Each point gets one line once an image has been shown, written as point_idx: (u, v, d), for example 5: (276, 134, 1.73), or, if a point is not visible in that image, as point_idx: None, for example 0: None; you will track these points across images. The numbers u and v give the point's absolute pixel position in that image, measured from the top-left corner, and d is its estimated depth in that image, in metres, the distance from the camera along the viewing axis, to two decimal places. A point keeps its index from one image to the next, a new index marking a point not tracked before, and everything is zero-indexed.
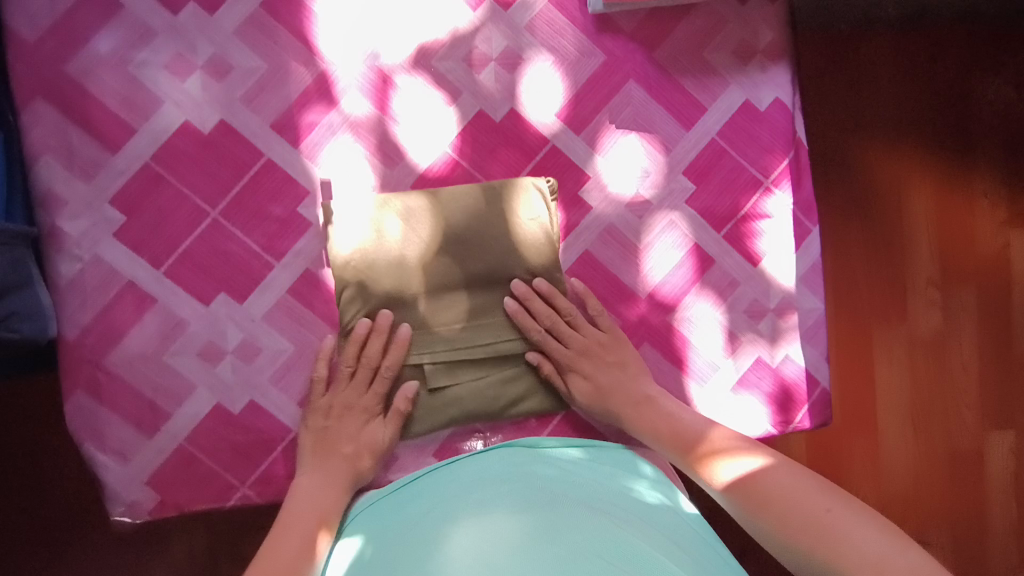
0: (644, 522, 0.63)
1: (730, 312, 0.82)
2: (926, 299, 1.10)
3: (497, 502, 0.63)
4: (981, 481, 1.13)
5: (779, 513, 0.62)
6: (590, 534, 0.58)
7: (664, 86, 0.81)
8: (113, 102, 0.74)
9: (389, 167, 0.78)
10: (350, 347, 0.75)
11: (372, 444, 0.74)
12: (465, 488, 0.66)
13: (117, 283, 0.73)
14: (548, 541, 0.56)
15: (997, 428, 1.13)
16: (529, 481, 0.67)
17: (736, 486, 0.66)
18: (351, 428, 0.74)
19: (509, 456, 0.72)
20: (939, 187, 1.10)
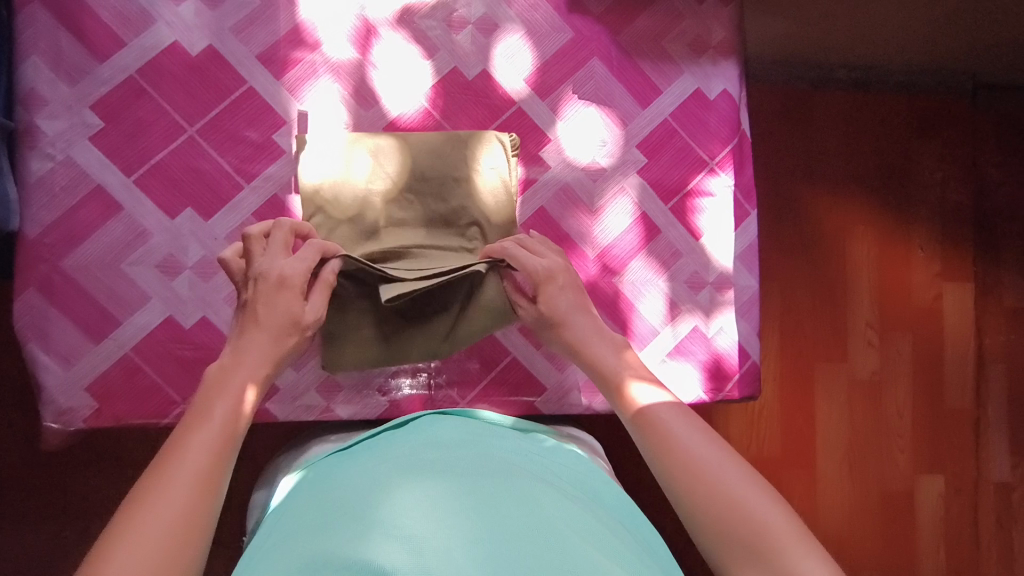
0: (595, 506, 0.59)
1: (671, 281, 0.86)
2: (863, 341, 1.32)
3: (447, 462, 0.59)
4: (911, 519, 1.33)
5: (701, 488, 0.60)
6: (539, 506, 0.54)
7: (625, 67, 0.86)
8: (107, 14, 0.75)
9: (363, 108, 0.80)
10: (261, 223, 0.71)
11: (288, 316, 0.67)
12: (414, 447, 0.63)
13: (85, 187, 0.74)
14: (484, 505, 0.53)
15: (926, 473, 1.34)
16: (484, 449, 0.63)
17: (661, 446, 0.64)
18: (264, 295, 0.67)
19: (462, 424, 0.69)
20: (879, 239, 1.34)
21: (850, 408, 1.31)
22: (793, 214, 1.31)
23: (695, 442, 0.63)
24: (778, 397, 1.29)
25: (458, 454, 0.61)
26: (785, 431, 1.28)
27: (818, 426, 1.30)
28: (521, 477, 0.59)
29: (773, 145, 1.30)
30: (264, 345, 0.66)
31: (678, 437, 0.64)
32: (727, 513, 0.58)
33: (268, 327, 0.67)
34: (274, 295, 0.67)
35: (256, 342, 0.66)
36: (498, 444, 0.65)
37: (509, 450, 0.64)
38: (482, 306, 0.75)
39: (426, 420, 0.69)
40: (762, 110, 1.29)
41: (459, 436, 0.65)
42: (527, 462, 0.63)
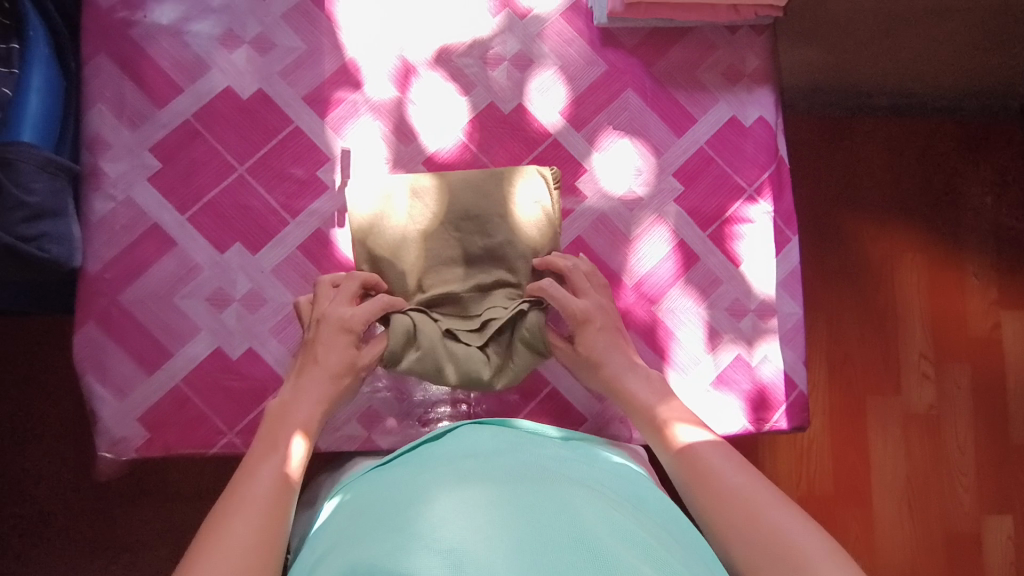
0: (637, 512, 0.57)
1: (711, 309, 0.84)
2: (918, 372, 1.27)
3: (484, 471, 0.59)
4: (980, 563, 1.24)
5: (748, 529, 0.59)
6: (574, 514, 0.52)
7: (659, 97, 0.87)
8: (166, 64, 0.80)
9: (402, 144, 0.82)
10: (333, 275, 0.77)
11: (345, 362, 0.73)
12: (451, 459, 0.63)
13: (142, 225, 0.78)
14: (520, 515, 0.52)
15: (994, 513, 1.25)
16: (522, 457, 0.62)
17: (706, 486, 0.64)
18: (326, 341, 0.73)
19: (501, 433, 0.68)
20: (930, 265, 1.30)
21: (906, 441, 1.25)
22: (837, 242, 1.28)
23: (740, 483, 0.63)
24: (828, 430, 1.24)
25: (496, 462, 0.61)
26: (836, 464, 1.23)
27: (872, 460, 1.24)
28: (558, 484, 0.57)
29: (811, 174, 1.29)
30: (320, 386, 0.72)
31: (722, 478, 0.64)
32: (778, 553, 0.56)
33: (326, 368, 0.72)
34: (334, 338, 0.73)
35: (310, 386, 0.72)
36: (538, 453, 0.64)
37: (548, 458, 0.63)
38: (519, 347, 0.76)
39: (464, 431, 0.69)
40: (799, 137, 1.29)
41: (498, 446, 0.65)
42: (564, 468, 0.61)
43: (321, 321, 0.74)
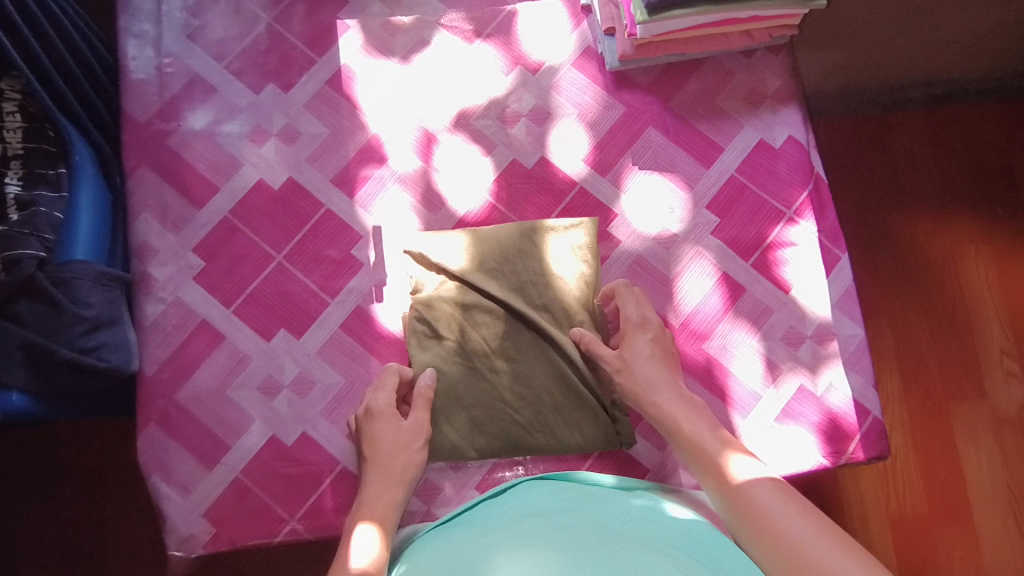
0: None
1: (766, 340, 0.81)
2: (1002, 371, 1.18)
3: (547, 531, 0.56)
4: None
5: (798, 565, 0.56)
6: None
7: (682, 131, 0.85)
8: (202, 166, 0.84)
9: (431, 212, 0.83)
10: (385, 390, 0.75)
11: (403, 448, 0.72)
12: (510, 521, 0.60)
13: (192, 323, 0.81)
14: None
15: None
16: (586, 517, 0.59)
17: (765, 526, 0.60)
18: (393, 438, 0.72)
19: (559, 490, 0.66)
20: (999, 256, 1.22)
21: (1000, 449, 1.16)
22: (891, 243, 1.22)
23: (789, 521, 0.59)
24: (912, 446, 1.15)
25: (560, 522, 0.58)
26: (927, 482, 1.14)
27: (966, 473, 1.15)
28: (627, 548, 0.53)
29: (855, 179, 1.24)
30: (377, 482, 0.71)
31: (781, 523, 0.59)
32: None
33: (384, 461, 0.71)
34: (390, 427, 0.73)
35: (375, 484, 0.71)
36: (603, 513, 0.61)
37: (614, 518, 0.60)
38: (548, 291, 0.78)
39: (524, 490, 0.67)
40: (836, 141, 1.25)
41: (560, 504, 0.62)
42: (633, 528, 0.58)
43: (371, 411, 0.74)
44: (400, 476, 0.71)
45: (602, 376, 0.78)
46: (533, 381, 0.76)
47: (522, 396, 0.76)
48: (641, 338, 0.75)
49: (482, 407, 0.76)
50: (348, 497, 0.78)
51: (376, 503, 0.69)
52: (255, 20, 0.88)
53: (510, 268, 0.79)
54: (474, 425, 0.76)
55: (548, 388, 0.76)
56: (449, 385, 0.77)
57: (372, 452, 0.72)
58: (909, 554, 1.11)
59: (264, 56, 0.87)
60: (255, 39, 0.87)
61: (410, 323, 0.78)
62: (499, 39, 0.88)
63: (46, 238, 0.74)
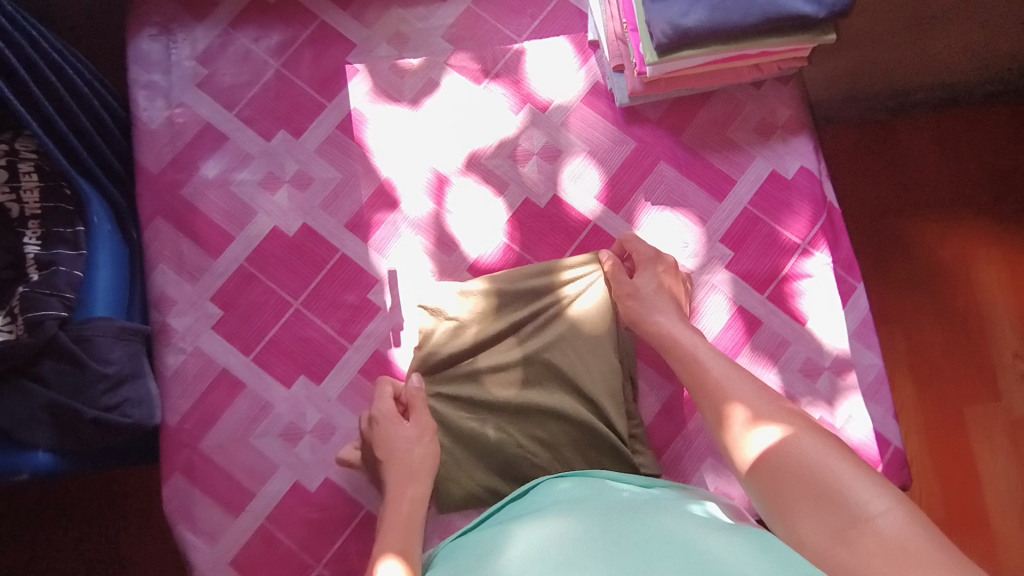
0: (751, 533, 0.54)
1: (783, 372, 0.81)
2: (1017, 374, 1.17)
3: (571, 509, 0.58)
4: None
5: (803, 480, 0.56)
6: (665, 539, 0.51)
7: (693, 164, 0.85)
8: (217, 215, 0.84)
9: (446, 254, 0.83)
10: (386, 399, 0.77)
11: (405, 449, 0.74)
12: (541, 507, 0.63)
13: (212, 372, 0.81)
14: (611, 542, 0.51)
15: None
16: (609, 496, 0.62)
17: (794, 474, 0.56)
18: (399, 435, 0.74)
19: (580, 482, 0.67)
20: (1009, 258, 1.21)
21: (1016, 450, 1.15)
22: (901, 250, 1.21)
23: (793, 434, 0.59)
24: (927, 452, 1.15)
25: (580, 504, 0.60)
26: (945, 487, 1.14)
27: (982, 476, 1.14)
28: (653, 514, 0.56)
29: (863, 185, 1.23)
30: (400, 478, 0.72)
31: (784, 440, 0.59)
32: (884, 548, 0.49)
33: (396, 460, 0.73)
34: (389, 428, 0.74)
35: (393, 484, 0.72)
36: (624, 493, 0.63)
37: (633, 496, 0.62)
38: (565, 330, 0.78)
39: (549, 482, 0.68)
40: (842, 152, 1.24)
41: (579, 492, 0.64)
42: (653, 501, 0.60)
43: (372, 418, 0.76)
44: (421, 470, 0.73)
45: (621, 414, 0.77)
46: (552, 423, 0.76)
47: (537, 439, 0.76)
48: (651, 269, 0.79)
49: (496, 455, 0.76)
50: (373, 542, 0.79)
51: (401, 501, 0.71)
52: (264, 66, 0.88)
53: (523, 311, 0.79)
54: (490, 472, 0.76)
55: (567, 430, 0.76)
56: (462, 430, 0.77)
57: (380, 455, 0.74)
58: None
59: (274, 102, 0.87)
60: (265, 85, 0.88)
61: (416, 376, 0.78)
62: (507, 78, 0.88)
63: (66, 297, 0.74)
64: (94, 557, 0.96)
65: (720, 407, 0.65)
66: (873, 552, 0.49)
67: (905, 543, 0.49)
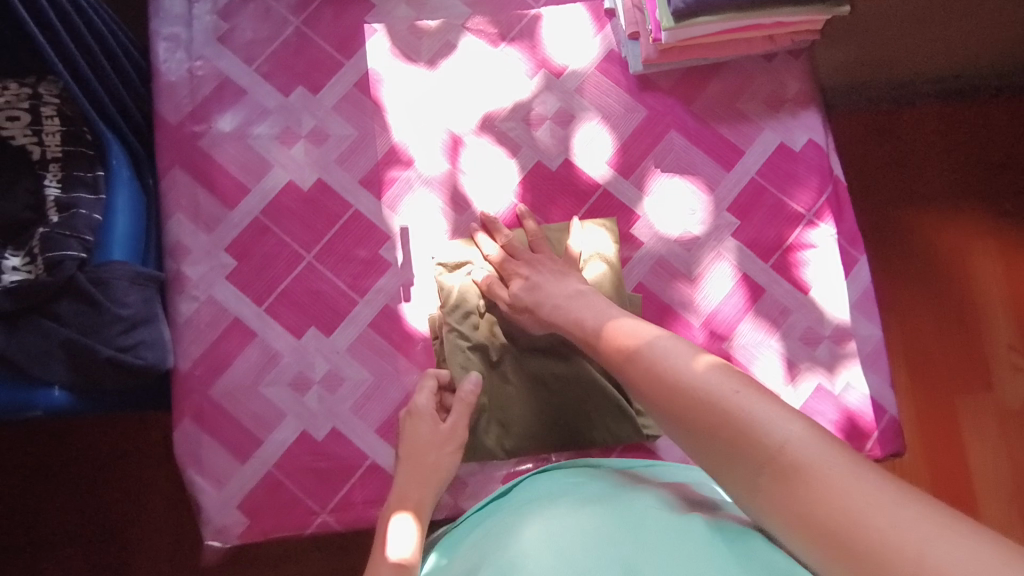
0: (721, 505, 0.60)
1: (784, 340, 0.82)
2: (1010, 365, 1.18)
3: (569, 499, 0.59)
4: None
5: (706, 417, 0.51)
6: (668, 524, 0.54)
7: (704, 134, 0.87)
8: (233, 168, 0.85)
9: (457, 213, 0.85)
10: (424, 394, 0.76)
11: (431, 445, 0.73)
12: (529, 494, 0.64)
13: (225, 321, 0.83)
14: (621, 533, 0.53)
15: None
16: (593, 479, 0.64)
17: (704, 420, 0.51)
18: (428, 433, 0.74)
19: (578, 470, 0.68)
20: (1005, 250, 1.22)
21: (1006, 440, 1.16)
22: (901, 241, 1.22)
23: (697, 370, 0.54)
24: (919, 438, 1.16)
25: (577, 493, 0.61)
26: (935, 476, 1.14)
27: (971, 466, 1.15)
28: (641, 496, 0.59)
29: (865, 174, 1.23)
30: (417, 470, 0.72)
31: (687, 377, 0.54)
32: (796, 484, 0.45)
33: (420, 455, 0.73)
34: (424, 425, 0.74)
35: (413, 469, 0.72)
36: (606, 472, 0.67)
37: (617, 478, 0.64)
38: None
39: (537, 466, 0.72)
40: (847, 141, 1.24)
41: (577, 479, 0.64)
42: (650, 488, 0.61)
43: (410, 412, 0.75)
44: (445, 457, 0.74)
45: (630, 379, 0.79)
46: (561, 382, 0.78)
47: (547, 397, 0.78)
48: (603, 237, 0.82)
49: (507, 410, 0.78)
50: (377, 492, 0.80)
51: (417, 481, 0.72)
52: (283, 23, 0.89)
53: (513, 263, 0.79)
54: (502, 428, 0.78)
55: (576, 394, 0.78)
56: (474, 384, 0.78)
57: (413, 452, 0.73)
58: None
59: (293, 58, 0.88)
60: (284, 42, 0.89)
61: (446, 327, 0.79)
62: (523, 43, 0.89)
63: (86, 239, 0.76)
64: (105, 501, 0.98)
65: (627, 349, 0.62)
66: (789, 491, 0.45)
67: (817, 475, 0.45)
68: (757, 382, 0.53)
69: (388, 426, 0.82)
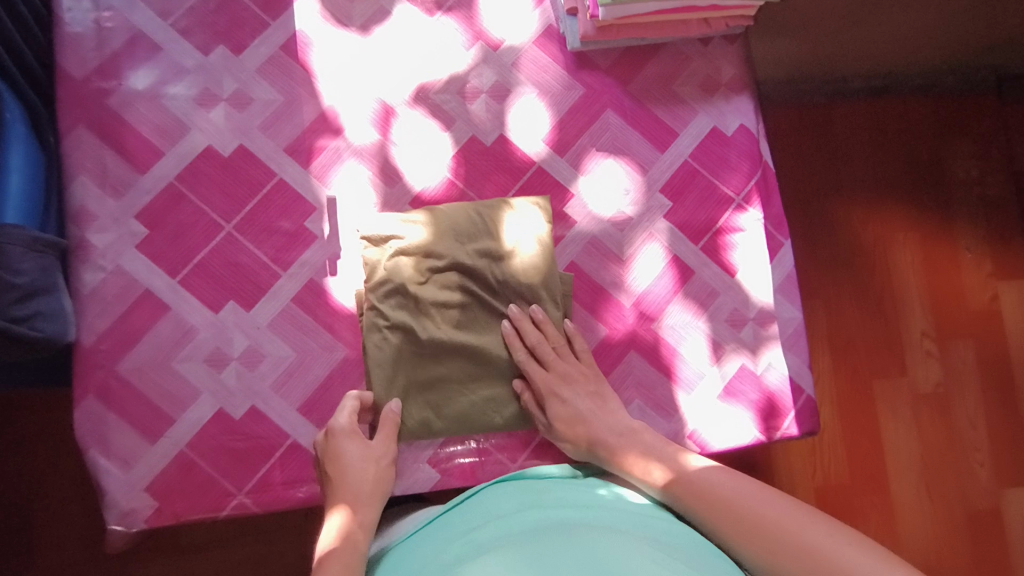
0: (667, 544, 0.57)
1: (712, 321, 0.84)
2: (923, 351, 1.24)
3: (510, 520, 0.60)
4: (1003, 542, 1.20)
5: (777, 540, 0.62)
6: (613, 556, 0.51)
7: (639, 115, 0.87)
8: (146, 129, 0.80)
9: (388, 186, 0.82)
10: (342, 415, 0.74)
11: (355, 464, 0.71)
12: (490, 520, 0.62)
13: (134, 293, 0.77)
14: (560, 570, 0.50)
15: (1013, 485, 1.22)
16: (541, 514, 0.61)
17: (784, 555, 0.61)
18: (353, 453, 0.71)
19: (517, 486, 0.69)
20: (923, 244, 1.26)
21: (917, 422, 1.22)
22: (828, 231, 1.25)
23: (765, 500, 0.65)
24: (839, 420, 1.21)
25: (517, 514, 0.61)
26: (851, 457, 1.19)
27: (885, 446, 1.21)
28: (586, 529, 0.56)
29: (799, 166, 1.25)
30: (346, 486, 0.70)
31: (754, 505, 0.65)
32: None
33: (346, 475, 0.71)
34: (345, 445, 0.71)
35: (344, 487, 0.70)
36: (555, 505, 0.63)
37: (573, 507, 0.63)
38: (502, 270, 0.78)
39: (486, 492, 0.68)
40: (783, 132, 1.26)
41: (521, 500, 0.65)
42: (590, 507, 0.63)
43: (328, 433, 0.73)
44: (378, 465, 0.73)
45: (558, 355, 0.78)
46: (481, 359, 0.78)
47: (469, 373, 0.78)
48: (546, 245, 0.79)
49: (430, 388, 0.77)
50: (298, 471, 0.78)
51: (349, 495, 0.70)
52: None
53: (549, 342, 0.78)
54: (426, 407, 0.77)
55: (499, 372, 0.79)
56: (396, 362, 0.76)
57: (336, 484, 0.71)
58: None
59: (214, 16, 0.83)
60: None
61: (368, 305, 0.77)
62: (460, 13, 0.87)
63: None
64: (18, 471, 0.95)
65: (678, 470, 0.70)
66: None
67: None
68: (807, 509, 0.65)
69: (310, 405, 0.79)
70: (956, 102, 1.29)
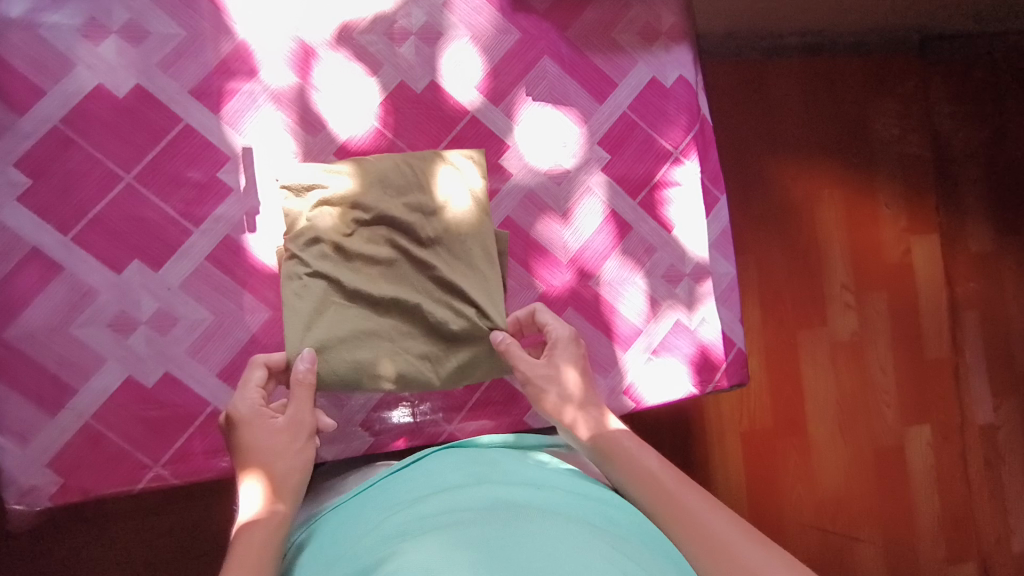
0: (620, 538, 0.51)
1: (649, 277, 0.83)
2: (842, 302, 1.29)
3: (457, 495, 0.56)
4: (905, 477, 1.30)
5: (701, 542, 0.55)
6: (561, 537, 0.47)
7: (577, 63, 0.83)
8: (22, 63, 0.70)
9: (310, 134, 0.76)
10: (249, 388, 0.67)
11: (265, 440, 0.64)
12: (428, 497, 0.57)
13: (20, 251, 0.69)
14: (504, 548, 0.45)
15: (915, 424, 1.31)
16: (491, 492, 0.56)
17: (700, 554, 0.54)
18: (261, 430, 0.65)
19: (464, 460, 0.65)
20: (847, 200, 1.30)
21: (835, 368, 1.28)
22: (760, 186, 1.27)
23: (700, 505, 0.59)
24: (765, 368, 1.25)
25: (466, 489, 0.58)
26: (775, 403, 1.25)
27: (805, 392, 1.26)
28: (537, 512, 0.52)
29: (736, 121, 1.25)
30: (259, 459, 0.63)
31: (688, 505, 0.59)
32: None
33: (256, 452, 0.64)
34: (254, 422, 0.65)
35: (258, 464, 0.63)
36: (507, 483, 0.59)
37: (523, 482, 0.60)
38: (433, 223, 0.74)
39: (426, 470, 0.64)
40: (721, 87, 1.24)
41: (469, 474, 0.61)
42: (540, 483, 0.60)
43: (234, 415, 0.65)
44: (294, 438, 0.66)
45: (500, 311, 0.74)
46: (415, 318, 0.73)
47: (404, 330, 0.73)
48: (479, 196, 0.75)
49: None
50: (220, 440, 0.73)
51: (272, 468, 0.64)
52: None
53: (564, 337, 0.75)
54: None
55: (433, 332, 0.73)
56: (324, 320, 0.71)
57: (251, 459, 0.63)
58: (757, 467, 1.22)
59: None
60: None
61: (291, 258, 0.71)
62: None
63: None
64: None
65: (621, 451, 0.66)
66: None
67: None
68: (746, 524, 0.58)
69: (231, 370, 0.74)
70: (883, 60, 1.32)
